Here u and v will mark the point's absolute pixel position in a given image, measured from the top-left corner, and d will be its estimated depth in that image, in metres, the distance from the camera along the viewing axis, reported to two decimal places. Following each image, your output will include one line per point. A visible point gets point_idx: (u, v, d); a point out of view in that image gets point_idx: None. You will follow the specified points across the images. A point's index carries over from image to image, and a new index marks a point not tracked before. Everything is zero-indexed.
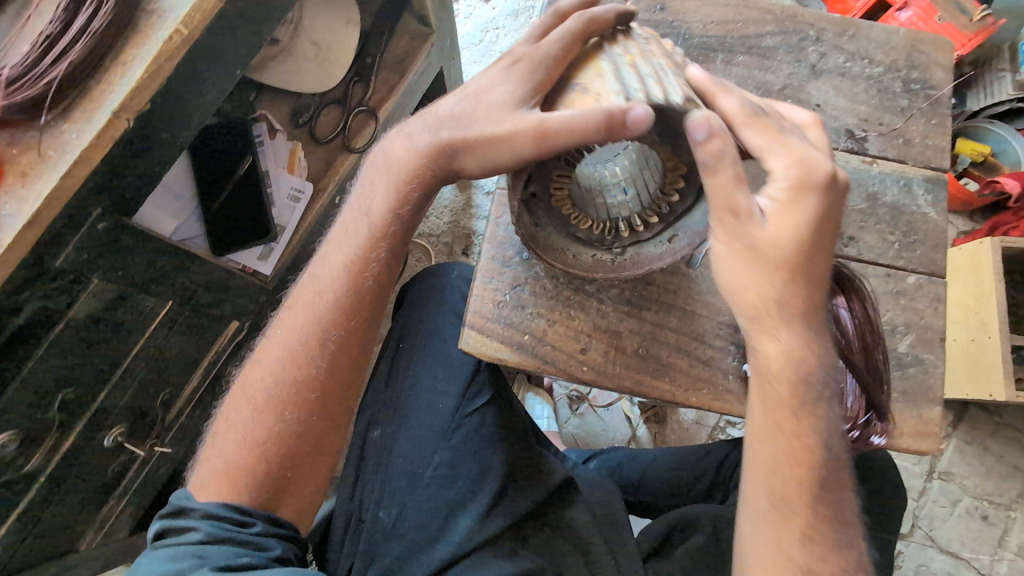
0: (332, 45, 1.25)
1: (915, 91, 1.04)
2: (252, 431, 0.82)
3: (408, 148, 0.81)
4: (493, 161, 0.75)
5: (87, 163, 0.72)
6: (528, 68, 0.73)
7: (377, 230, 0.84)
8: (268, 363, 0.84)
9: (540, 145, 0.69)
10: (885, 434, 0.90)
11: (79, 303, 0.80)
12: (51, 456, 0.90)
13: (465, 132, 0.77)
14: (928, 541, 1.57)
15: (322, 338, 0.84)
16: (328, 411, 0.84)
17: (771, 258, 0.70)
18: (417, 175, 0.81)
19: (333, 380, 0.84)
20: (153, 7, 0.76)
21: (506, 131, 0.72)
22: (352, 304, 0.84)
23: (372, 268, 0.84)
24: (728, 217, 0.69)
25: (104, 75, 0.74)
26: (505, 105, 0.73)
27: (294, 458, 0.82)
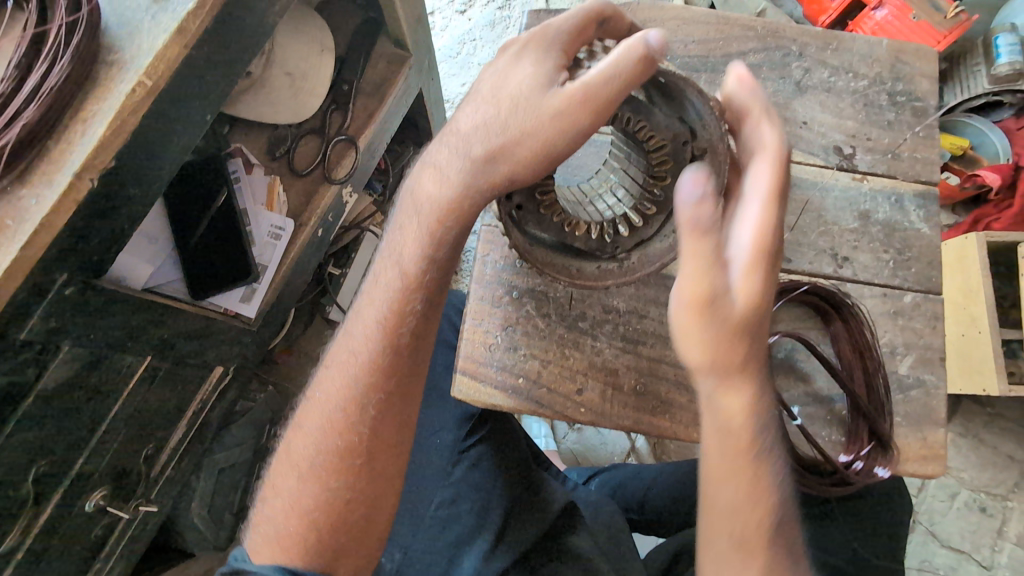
0: (307, 74, 1.20)
1: (901, 103, 1.03)
2: (299, 499, 0.80)
3: (438, 179, 0.76)
4: (537, 145, 0.68)
5: (49, 231, 0.68)
6: (543, 51, 0.70)
7: (411, 277, 0.80)
8: (309, 429, 0.83)
9: (586, 113, 0.65)
10: (887, 464, 0.88)
11: (50, 372, 0.77)
12: (30, 529, 0.86)
13: (496, 130, 0.70)
14: (929, 536, 1.58)
15: (360, 400, 0.81)
16: (377, 473, 0.82)
17: (737, 342, 0.62)
18: (454, 206, 0.75)
19: (378, 439, 0.82)
20: (113, 59, 0.72)
21: (542, 115, 0.67)
22: (387, 361, 0.81)
23: (407, 320, 0.81)
24: (698, 300, 0.60)
25: (62, 135, 0.70)
26: (534, 89, 0.68)
27: (345, 521, 0.80)
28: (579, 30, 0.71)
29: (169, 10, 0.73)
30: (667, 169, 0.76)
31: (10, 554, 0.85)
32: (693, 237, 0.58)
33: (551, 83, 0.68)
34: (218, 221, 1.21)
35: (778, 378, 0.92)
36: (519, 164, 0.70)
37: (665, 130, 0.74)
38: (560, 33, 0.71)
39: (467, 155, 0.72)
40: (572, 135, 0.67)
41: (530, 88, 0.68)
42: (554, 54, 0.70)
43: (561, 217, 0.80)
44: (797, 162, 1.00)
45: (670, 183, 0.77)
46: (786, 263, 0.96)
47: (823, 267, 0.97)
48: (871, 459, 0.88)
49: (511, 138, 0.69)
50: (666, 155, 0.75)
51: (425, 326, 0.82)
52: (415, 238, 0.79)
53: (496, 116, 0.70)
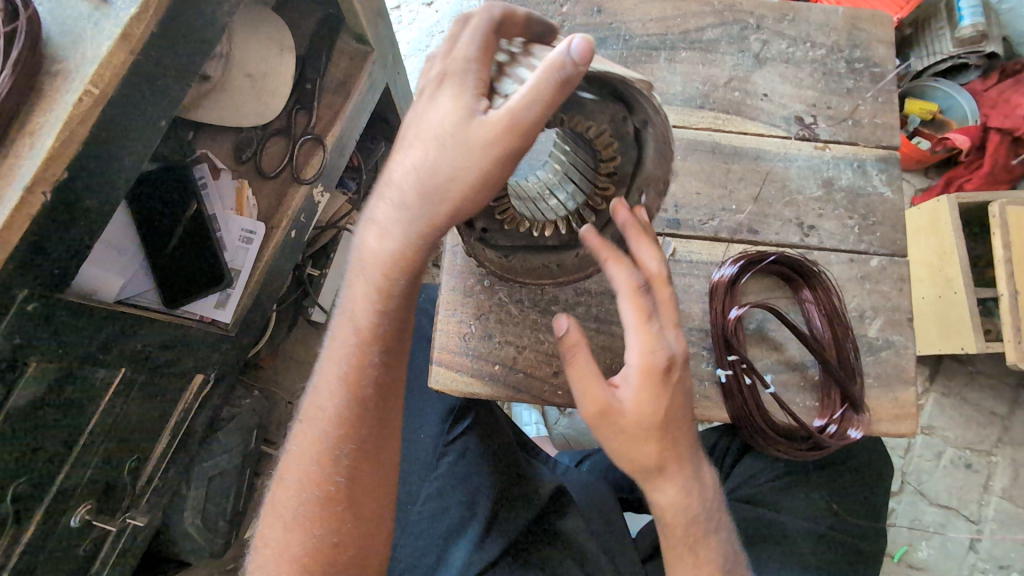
0: (268, 75, 1.19)
1: (860, 70, 1.04)
2: (285, 552, 0.78)
3: (379, 233, 0.73)
4: (469, 182, 0.66)
5: (5, 247, 0.67)
6: (457, 81, 0.66)
7: (367, 333, 0.76)
8: (287, 488, 0.80)
9: (512, 139, 0.62)
10: (860, 425, 0.90)
11: (20, 389, 0.76)
12: (13, 547, 0.86)
13: (425, 175, 0.68)
14: (918, 495, 1.59)
15: (333, 452, 0.78)
16: (365, 516, 0.80)
17: (681, 391, 0.73)
18: (401, 256, 0.72)
19: (358, 484, 0.79)
20: (57, 68, 0.71)
21: (470, 149, 0.64)
22: (356, 413, 0.78)
23: (370, 374, 0.77)
24: (655, 371, 0.70)
25: (11, 150, 0.69)
26: (455, 127, 0.65)
27: (333, 566, 0.78)
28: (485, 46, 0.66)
29: (112, 16, 0.72)
30: (615, 151, 0.75)
31: None
32: (633, 296, 0.71)
33: (472, 112, 0.65)
34: (187, 229, 1.19)
35: (750, 348, 0.94)
36: (453, 197, 0.68)
37: (601, 115, 0.73)
38: (472, 54, 0.66)
39: (401, 203, 0.70)
40: (502, 159, 0.64)
41: (451, 123, 0.65)
42: (466, 80, 0.66)
43: (525, 221, 0.82)
44: (760, 134, 1.01)
45: (621, 161, 0.77)
46: (753, 235, 0.98)
47: (790, 237, 0.98)
48: (844, 421, 0.90)
49: (438, 176, 0.67)
50: (611, 139, 0.74)
51: (389, 372, 0.79)
52: (364, 298, 0.76)
53: (424, 158, 0.68)
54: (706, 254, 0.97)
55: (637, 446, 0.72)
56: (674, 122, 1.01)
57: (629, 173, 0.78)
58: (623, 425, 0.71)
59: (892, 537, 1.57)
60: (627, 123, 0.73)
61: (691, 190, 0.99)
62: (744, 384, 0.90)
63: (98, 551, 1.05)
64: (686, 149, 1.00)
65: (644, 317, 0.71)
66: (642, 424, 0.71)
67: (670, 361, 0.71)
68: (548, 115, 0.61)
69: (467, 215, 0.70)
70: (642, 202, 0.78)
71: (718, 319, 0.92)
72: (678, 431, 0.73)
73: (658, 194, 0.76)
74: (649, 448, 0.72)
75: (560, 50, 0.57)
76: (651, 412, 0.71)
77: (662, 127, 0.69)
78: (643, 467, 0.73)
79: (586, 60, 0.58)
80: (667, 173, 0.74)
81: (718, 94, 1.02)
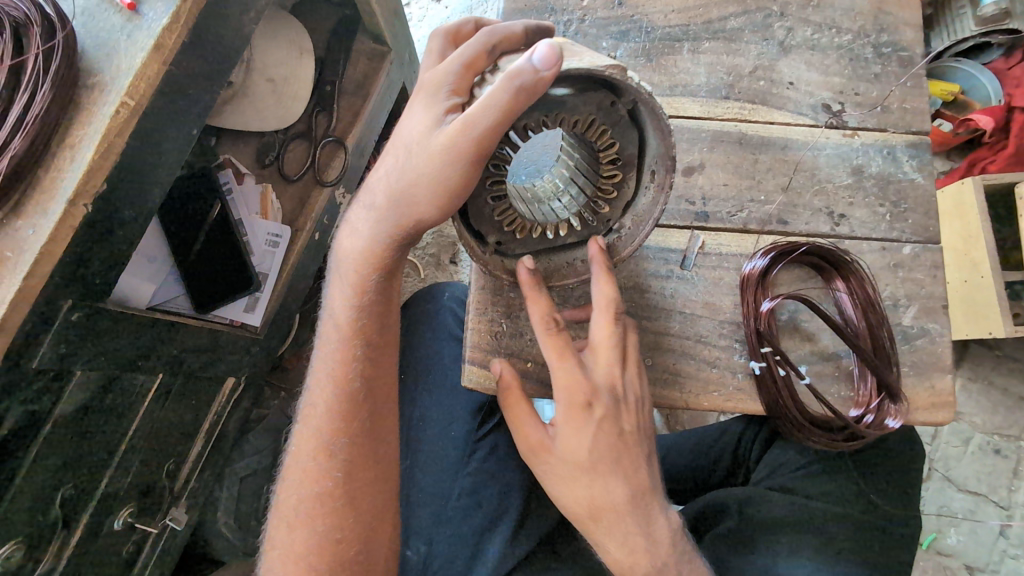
0: (288, 79, 1.19)
1: (887, 54, 1.02)
2: (292, 547, 0.81)
3: (356, 235, 0.79)
4: (427, 186, 0.69)
5: (50, 259, 0.69)
6: (435, 89, 0.70)
7: (349, 328, 0.83)
8: (291, 480, 0.84)
9: (468, 147, 0.65)
10: (898, 415, 0.90)
11: (65, 398, 0.77)
12: (62, 552, 0.87)
13: (394, 177, 0.73)
14: (945, 482, 1.58)
15: (329, 445, 0.82)
16: (361, 504, 0.83)
17: (609, 434, 0.78)
18: (376, 259, 0.79)
19: (355, 479, 0.82)
20: (94, 81, 0.72)
21: (430, 156, 0.68)
22: (346, 403, 0.82)
23: (354, 367, 0.83)
24: (578, 408, 0.77)
25: (51, 163, 0.71)
26: (420, 133, 0.70)
27: (340, 562, 0.80)
28: (470, 61, 0.69)
29: (144, 27, 0.73)
30: (610, 135, 0.75)
31: None
32: (606, 311, 0.79)
33: (441, 123, 0.68)
34: (215, 235, 1.20)
35: (783, 339, 0.93)
36: (418, 207, 0.71)
37: (585, 106, 0.74)
38: (454, 69, 0.70)
39: (372, 205, 0.76)
40: (465, 170, 0.67)
41: (422, 134, 0.69)
42: (446, 92, 0.70)
43: (535, 226, 0.80)
44: (787, 123, 1.00)
45: (620, 144, 0.75)
46: (782, 226, 0.97)
47: (820, 227, 0.97)
48: (881, 411, 0.90)
49: (408, 185, 0.71)
50: (603, 125, 0.74)
51: (375, 366, 0.84)
52: (343, 295, 0.83)
53: (395, 165, 0.73)
54: (736, 246, 0.96)
55: (554, 487, 0.80)
56: (698, 113, 1.00)
57: (632, 155, 0.75)
58: (547, 471, 0.80)
59: (920, 525, 1.56)
60: (630, 137, 0.74)
61: (719, 182, 0.98)
62: (777, 375, 0.90)
63: (139, 554, 1.06)
64: (712, 140, 0.99)
65: (613, 349, 0.80)
66: (565, 465, 0.79)
67: (622, 392, 0.80)
68: (503, 126, 0.63)
69: (434, 223, 0.73)
70: (655, 182, 0.73)
71: (750, 312, 0.91)
72: (609, 479, 0.78)
73: (669, 172, 0.70)
74: (587, 489, 0.78)
75: (523, 60, 0.59)
76: (585, 450, 0.78)
77: (648, 102, 0.66)
78: (580, 510, 0.79)
79: (553, 67, 0.59)
80: (670, 147, 0.68)
81: (743, 84, 1.01)
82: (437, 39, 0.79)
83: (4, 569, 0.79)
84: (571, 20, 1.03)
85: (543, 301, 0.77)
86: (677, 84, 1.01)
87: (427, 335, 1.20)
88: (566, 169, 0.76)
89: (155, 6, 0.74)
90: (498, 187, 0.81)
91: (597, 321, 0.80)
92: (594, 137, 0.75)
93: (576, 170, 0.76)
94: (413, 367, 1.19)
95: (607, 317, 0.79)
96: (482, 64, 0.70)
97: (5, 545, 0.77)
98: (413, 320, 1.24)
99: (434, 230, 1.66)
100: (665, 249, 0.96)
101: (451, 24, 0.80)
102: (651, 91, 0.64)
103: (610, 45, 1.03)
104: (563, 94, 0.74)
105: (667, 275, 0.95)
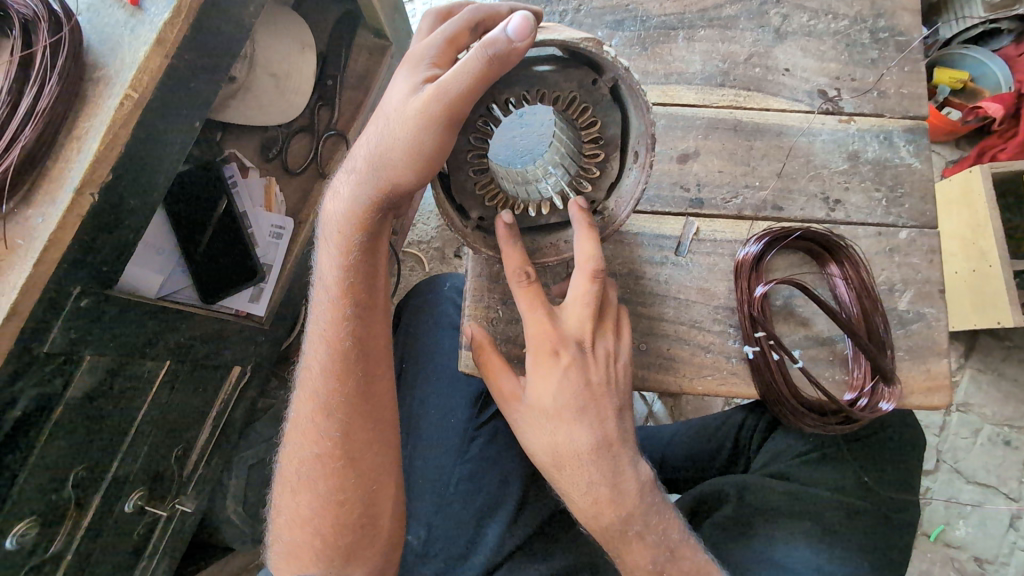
0: (290, 74, 1.21)
1: (885, 40, 1.01)
2: (299, 510, 0.87)
3: (338, 200, 0.81)
4: (401, 149, 0.72)
5: (58, 247, 0.72)
6: (417, 62, 0.74)
7: (337, 290, 0.84)
8: (293, 447, 0.88)
9: (441, 111, 0.69)
10: (892, 398, 0.90)
11: (75, 382, 0.80)
12: (74, 531, 0.90)
13: (373, 140, 0.76)
14: (954, 474, 1.57)
15: (326, 409, 0.85)
16: (358, 474, 0.86)
17: (576, 381, 0.78)
18: (357, 222, 0.80)
19: (352, 440, 0.85)
20: (99, 75, 0.75)
21: (405, 121, 0.71)
22: (341, 365, 0.84)
23: (345, 328, 0.84)
24: (545, 355, 0.78)
25: (59, 155, 0.73)
26: (399, 100, 0.73)
27: (343, 525, 0.85)
28: (452, 37, 0.74)
29: (147, 21, 0.75)
30: (592, 113, 0.78)
31: (58, 558, 0.90)
32: (585, 269, 0.76)
33: (418, 89, 0.72)
34: (220, 226, 1.21)
35: (778, 324, 0.94)
36: (394, 170, 0.74)
37: (567, 84, 0.77)
38: (436, 44, 0.74)
39: (353, 169, 0.79)
40: (437, 135, 0.70)
41: (400, 100, 0.72)
42: (427, 64, 0.73)
43: (517, 202, 0.82)
44: (782, 110, 1.00)
45: (602, 124, 0.78)
46: (777, 212, 0.97)
47: (816, 213, 0.97)
48: (874, 394, 0.90)
49: (384, 149, 0.74)
50: (584, 103, 0.78)
51: (365, 331, 0.85)
52: (331, 257, 0.84)
53: (375, 130, 0.76)
54: (730, 232, 0.97)
55: (524, 435, 0.81)
56: (693, 101, 1.01)
57: (615, 135, 0.78)
58: (518, 421, 0.81)
59: (928, 517, 1.55)
60: (614, 117, 0.78)
61: (714, 168, 0.98)
62: (771, 360, 0.90)
63: (150, 538, 1.09)
64: (707, 127, 1.00)
65: (589, 302, 0.79)
66: (534, 412, 0.79)
67: (592, 346, 0.80)
68: (475, 91, 0.68)
69: (410, 187, 0.75)
70: (638, 161, 0.76)
71: (744, 297, 0.91)
72: (573, 424, 0.78)
73: (649, 149, 0.74)
74: (553, 435, 0.79)
75: (497, 31, 0.64)
76: (550, 396, 0.78)
77: (626, 78, 0.70)
78: (546, 457, 0.80)
79: (526, 38, 0.64)
80: (649, 124, 0.73)
81: (739, 71, 1.01)
82: (428, 17, 0.79)
83: (19, 548, 0.82)
84: (566, 10, 1.04)
85: (516, 252, 0.77)
86: (672, 72, 1.02)
87: (428, 324, 1.22)
88: (557, 155, 0.80)
89: (156, 2, 0.76)
90: (481, 161, 0.82)
91: (575, 277, 0.78)
92: (575, 115, 0.78)
93: (566, 154, 0.80)
94: (414, 356, 1.21)
95: (586, 274, 0.77)
96: (465, 40, 0.74)
97: (19, 523, 0.81)
98: (415, 309, 1.26)
99: (437, 223, 1.68)
100: (660, 235, 0.97)
101: (444, 5, 0.81)
102: (629, 67, 0.69)
103: (606, 35, 1.04)
104: (546, 72, 0.78)
105: (661, 262, 0.96)
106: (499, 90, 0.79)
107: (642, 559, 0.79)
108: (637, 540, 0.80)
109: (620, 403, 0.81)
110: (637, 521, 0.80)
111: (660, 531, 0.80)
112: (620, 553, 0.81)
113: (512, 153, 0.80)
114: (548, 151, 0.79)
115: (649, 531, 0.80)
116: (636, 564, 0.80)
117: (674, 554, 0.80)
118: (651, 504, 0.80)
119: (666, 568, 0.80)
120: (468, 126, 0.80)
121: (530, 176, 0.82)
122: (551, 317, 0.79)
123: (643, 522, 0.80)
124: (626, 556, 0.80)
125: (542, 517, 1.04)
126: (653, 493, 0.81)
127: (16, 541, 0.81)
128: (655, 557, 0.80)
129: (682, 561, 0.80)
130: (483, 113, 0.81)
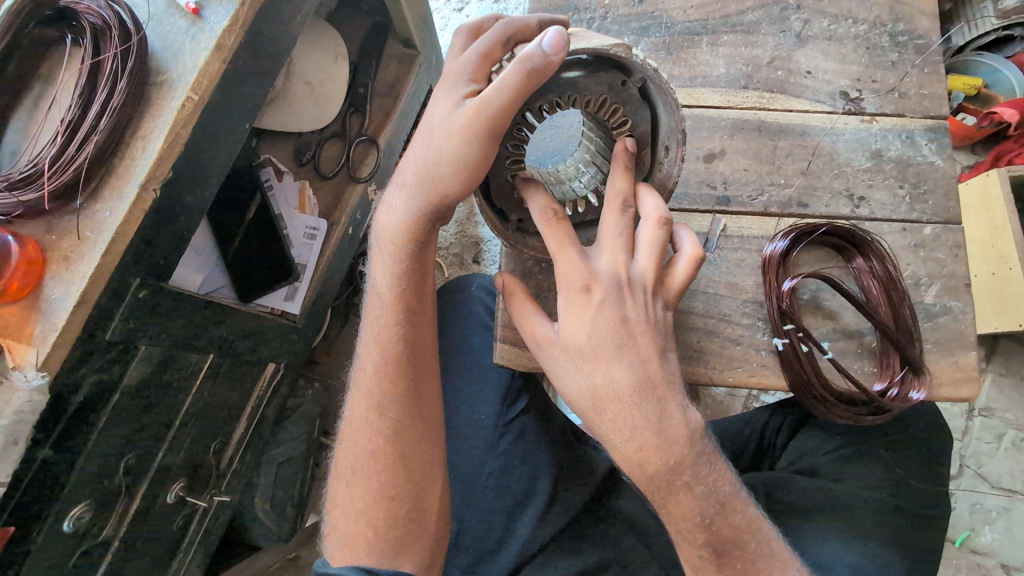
0: (324, 82, 1.26)
1: (904, 43, 1.04)
2: (354, 501, 0.90)
3: (390, 212, 0.85)
4: (444, 159, 0.75)
5: (123, 239, 0.76)
6: (456, 80, 0.77)
7: (389, 295, 0.87)
8: (348, 437, 0.92)
9: (482, 126, 0.72)
10: (921, 387, 0.92)
11: (132, 370, 0.83)
12: (122, 519, 0.93)
13: (419, 153, 0.80)
14: (978, 478, 1.55)
15: (379, 405, 0.88)
16: (410, 471, 0.89)
17: (611, 320, 0.73)
18: (409, 232, 0.83)
19: (403, 438, 0.88)
20: (162, 79, 0.80)
21: (451, 135, 0.74)
22: (393, 366, 0.88)
23: (398, 333, 0.87)
24: (577, 293, 0.75)
25: (126, 152, 0.78)
26: (443, 114, 0.76)
27: (393, 517, 0.88)
28: (486, 52, 0.77)
29: (207, 29, 0.80)
30: (622, 113, 0.80)
31: (107, 544, 0.93)
32: (616, 206, 0.76)
33: (460, 104, 0.75)
34: (254, 229, 1.25)
35: (806, 317, 0.96)
36: (441, 182, 0.77)
37: (597, 87, 0.78)
38: (472, 61, 0.77)
39: (403, 183, 0.83)
40: (480, 147, 0.73)
41: (443, 116, 0.76)
42: (465, 81, 0.77)
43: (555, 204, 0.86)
44: (805, 111, 1.03)
45: (633, 122, 0.81)
46: (802, 208, 1.00)
47: (841, 209, 1.00)
48: (905, 384, 0.92)
49: (431, 163, 0.77)
50: (615, 104, 0.79)
51: (415, 330, 0.88)
52: (384, 265, 0.87)
53: (420, 145, 0.80)
54: (757, 230, 0.99)
55: (561, 381, 0.77)
56: (718, 104, 1.04)
57: (645, 131, 0.81)
58: (554, 364, 0.78)
59: (953, 523, 1.54)
60: (645, 112, 0.80)
61: (740, 167, 1.02)
62: (801, 351, 0.92)
63: (187, 530, 1.11)
64: (733, 128, 1.03)
65: (620, 238, 0.76)
66: (569, 353, 0.76)
67: (627, 278, 0.75)
68: (516, 102, 0.71)
69: (458, 196, 0.78)
70: (670, 156, 0.80)
71: (773, 292, 0.94)
72: (612, 364, 0.73)
73: (681, 145, 0.78)
74: (591, 378, 0.74)
75: (532, 46, 0.67)
76: (586, 335, 0.74)
77: (656, 78, 0.73)
78: (585, 402, 0.75)
79: (560, 52, 0.68)
80: (681, 121, 0.76)
81: (762, 74, 1.04)
82: (461, 35, 0.83)
83: (75, 531, 0.85)
84: (593, 17, 1.08)
85: (540, 197, 0.78)
86: (697, 75, 1.05)
87: (457, 324, 1.26)
88: (587, 153, 0.82)
89: (215, 10, 0.81)
90: (519, 165, 0.85)
91: (605, 213, 0.77)
92: (607, 115, 0.81)
93: (597, 153, 0.82)
94: (444, 355, 1.24)
95: (617, 208, 0.76)
96: (499, 54, 0.77)
97: (75, 507, 0.84)
98: (444, 310, 1.29)
99: (456, 230, 1.71)
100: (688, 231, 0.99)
101: (474, 21, 0.84)
102: (658, 68, 0.72)
103: (632, 41, 1.08)
104: (576, 77, 0.77)
105: None
106: (533, 98, 0.79)
107: (690, 510, 0.76)
108: (686, 491, 0.76)
109: (662, 344, 0.76)
110: (687, 470, 0.75)
111: (709, 483, 0.77)
112: (666, 504, 0.77)
113: (545, 153, 0.81)
114: (578, 150, 0.82)
115: (698, 482, 0.76)
116: (685, 515, 0.77)
117: (716, 517, 0.78)
118: (701, 454, 0.76)
119: (716, 521, 0.77)
120: (506, 134, 0.82)
121: (563, 177, 0.84)
122: (583, 257, 0.75)
123: (693, 472, 0.76)
124: (672, 507, 0.77)
125: (571, 513, 1.04)
126: (703, 441, 0.77)
127: (72, 525, 0.84)
128: (704, 509, 0.77)
129: (734, 514, 0.79)
130: (518, 121, 0.82)
